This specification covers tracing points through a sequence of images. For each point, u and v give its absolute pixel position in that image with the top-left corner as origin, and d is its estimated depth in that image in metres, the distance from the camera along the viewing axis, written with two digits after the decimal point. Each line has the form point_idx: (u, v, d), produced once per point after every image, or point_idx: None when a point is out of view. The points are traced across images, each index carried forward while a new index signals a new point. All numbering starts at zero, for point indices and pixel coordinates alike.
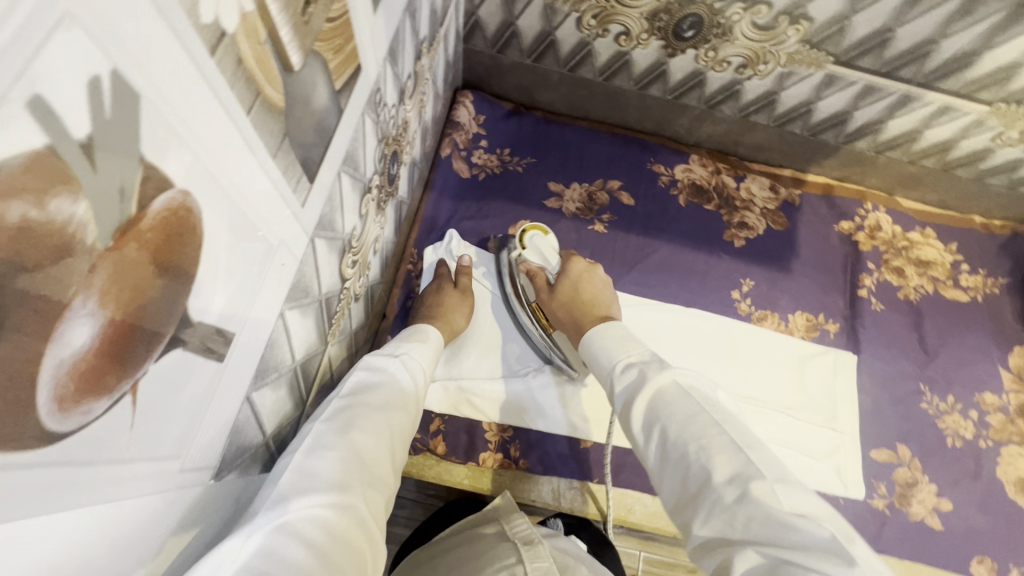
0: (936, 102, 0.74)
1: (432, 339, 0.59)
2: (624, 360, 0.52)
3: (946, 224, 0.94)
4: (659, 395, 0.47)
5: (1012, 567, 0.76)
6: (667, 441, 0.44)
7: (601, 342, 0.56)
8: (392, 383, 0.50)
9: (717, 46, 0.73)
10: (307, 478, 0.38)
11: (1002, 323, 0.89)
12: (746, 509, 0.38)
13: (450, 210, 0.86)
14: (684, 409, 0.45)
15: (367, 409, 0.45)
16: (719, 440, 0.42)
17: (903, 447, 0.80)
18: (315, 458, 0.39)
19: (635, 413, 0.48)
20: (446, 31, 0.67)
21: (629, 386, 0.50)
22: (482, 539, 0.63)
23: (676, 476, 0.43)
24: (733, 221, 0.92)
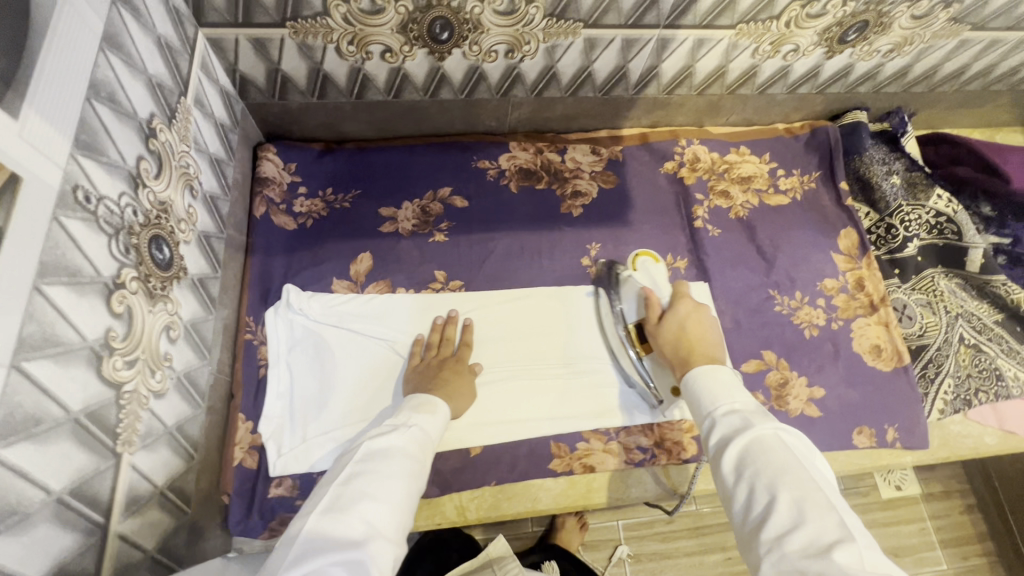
0: (689, 38, 0.79)
1: (441, 408, 0.66)
2: (721, 408, 0.58)
3: (755, 139, 1.00)
4: (757, 442, 0.53)
5: (887, 428, 0.83)
6: (753, 485, 0.50)
7: (699, 385, 0.61)
8: (402, 449, 0.56)
9: (477, 39, 0.75)
10: (322, 541, 0.46)
11: (826, 211, 0.96)
12: (820, 563, 0.42)
13: (284, 265, 0.83)
14: (778, 459, 0.50)
15: (383, 475, 0.52)
16: (817, 499, 0.47)
17: (768, 352, 0.86)
18: (331, 521, 0.47)
19: (726, 455, 0.53)
20: (193, 97, 0.65)
21: (727, 429, 0.55)
22: None
23: (761, 518, 0.48)
24: (567, 192, 0.95)
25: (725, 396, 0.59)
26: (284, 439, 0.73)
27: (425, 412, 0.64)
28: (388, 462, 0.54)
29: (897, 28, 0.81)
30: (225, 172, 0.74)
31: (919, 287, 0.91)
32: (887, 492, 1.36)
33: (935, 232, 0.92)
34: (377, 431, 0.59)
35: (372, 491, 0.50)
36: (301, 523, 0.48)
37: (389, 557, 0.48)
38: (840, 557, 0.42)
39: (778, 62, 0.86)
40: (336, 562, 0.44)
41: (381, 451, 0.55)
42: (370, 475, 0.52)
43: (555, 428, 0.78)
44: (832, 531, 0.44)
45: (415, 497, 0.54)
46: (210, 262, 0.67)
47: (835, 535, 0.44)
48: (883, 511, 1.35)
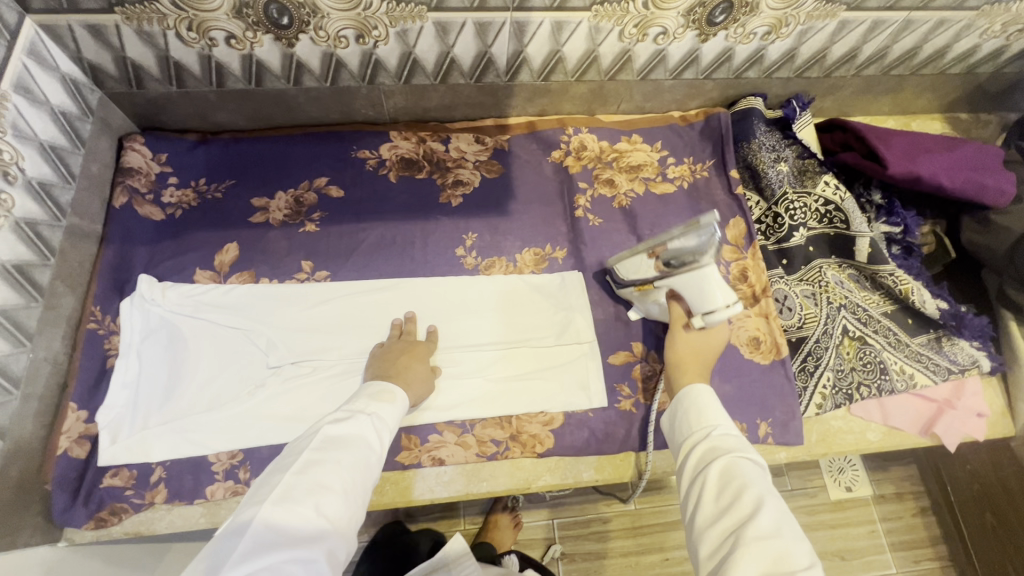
0: (545, 20, 0.77)
1: (400, 396, 0.66)
2: (706, 429, 0.59)
3: (648, 127, 0.98)
4: (733, 466, 0.53)
5: (758, 422, 0.80)
6: (732, 497, 0.51)
7: (692, 403, 0.61)
8: (360, 442, 0.56)
9: (320, 24, 0.74)
10: (274, 536, 0.46)
11: (715, 200, 0.93)
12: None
13: (147, 256, 0.82)
14: (761, 483, 0.52)
15: (336, 467, 0.53)
16: (791, 525, 0.49)
17: (638, 344, 0.83)
18: (286, 514, 0.48)
19: (712, 468, 0.54)
20: (13, 83, 0.65)
21: (715, 449, 0.56)
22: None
23: (732, 532, 0.49)
24: (448, 182, 0.93)
25: (716, 416, 0.60)
26: (122, 433, 0.71)
27: (379, 397, 0.64)
28: (348, 455, 0.54)
29: (766, 8, 0.79)
30: (68, 161, 0.74)
31: (806, 277, 0.88)
32: (836, 494, 1.32)
33: (825, 221, 0.89)
34: (334, 417, 0.58)
35: (332, 483, 0.51)
36: (250, 513, 0.48)
37: (342, 549, 0.50)
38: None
39: (651, 46, 0.84)
40: (289, 557, 0.45)
41: (339, 442, 0.55)
42: (329, 468, 0.52)
43: (406, 419, 0.76)
44: (803, 555, 0.46)
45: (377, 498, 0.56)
46: (35, 249, 0.67)
47: (804, 559, 0.46)
48: (831, 512, 1.30)
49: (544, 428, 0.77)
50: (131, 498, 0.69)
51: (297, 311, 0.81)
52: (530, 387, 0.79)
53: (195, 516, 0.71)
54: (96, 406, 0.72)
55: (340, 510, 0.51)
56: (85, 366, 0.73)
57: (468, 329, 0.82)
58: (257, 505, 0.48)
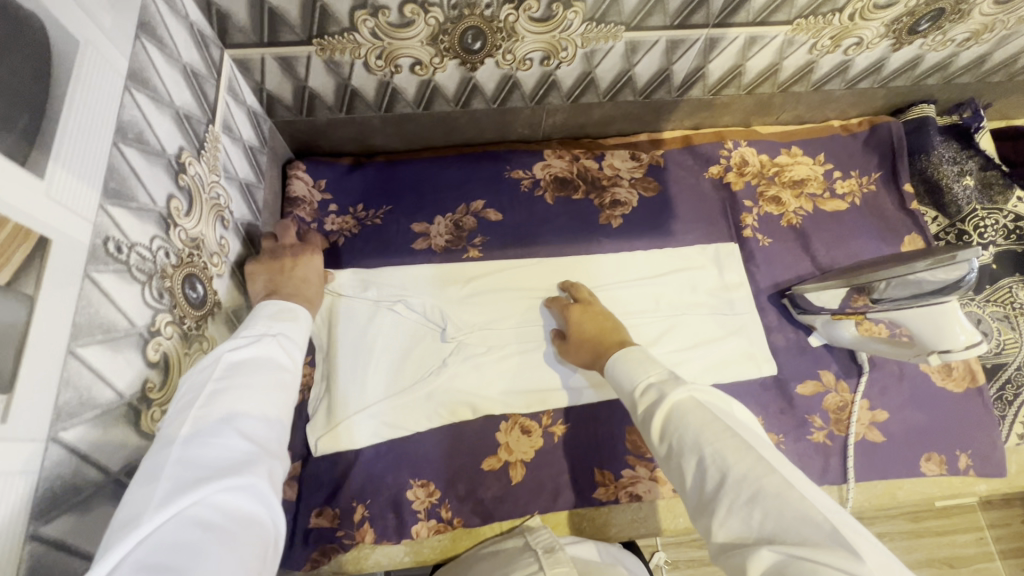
0: (740, 35, 0.72)
1: (304, 315, 0.59)
2: (644, 382, 0.55)
3: (808, 138, 0.93)
4: (675, 411, 0.50)
5: (958, 454, 0.77)
6: (687, 451, 0.48)
7: (623, 366, 0.58)
8: (268, 364, 0.50)
9: (511, 48, 0.70)
10: (193, 474, 0.38)
11: (887, 216, 0.88)
12: (761, 508, 0.42)
13: None
14: (696, 418, 0.49)
15: (250, 393, 0.46)
16: (733, 442, 0.46)
17: (826, 372, 0.80)
18: (198, 450, 0.40)
19: (653, 425, 0.51)
20: (222, 123, 0.63)
21: (647, 405, 0.53)
22: (503, 552, 0.67)
23: (697, 481, 0.47)
24: (605, 201, 0.89)
25: (651, 371, 0.56)
26: (315, 420, 0.73)
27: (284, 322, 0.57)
28: (257, 377, 0.48)
29: (978, 15, 0.73)
30: (256, 196, 0.72)
31: (994, 298, 0.83)
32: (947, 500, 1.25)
33: (1014, 238, 0.84)
34: (232, 342, 0.50)
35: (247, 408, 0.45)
36: (156, 455, 0.39)
37: (277, 469, 0.45)
38: (775, 482, 0.43)
39: (838, 57, 0.79)
40: (221, 486, 0.38)
41: (243, 365, 0.48)
42: (237, 392, 0.45)
43: (597, 454, 0.75)
44: (754, 470, 0.44)
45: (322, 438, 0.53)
46: (243, 290, 0.66)
47: (762, 471, 0.44)
48: (938, 519, 1.23)
49: None
50: (341, 538, 0.70)
51: (466, 303, 0.80)
52: None
53: (399, 554, 0.72)
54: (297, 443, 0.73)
55: (262, 437, 0.45)
56: None
57: None
58: (164, 447, 0.40)
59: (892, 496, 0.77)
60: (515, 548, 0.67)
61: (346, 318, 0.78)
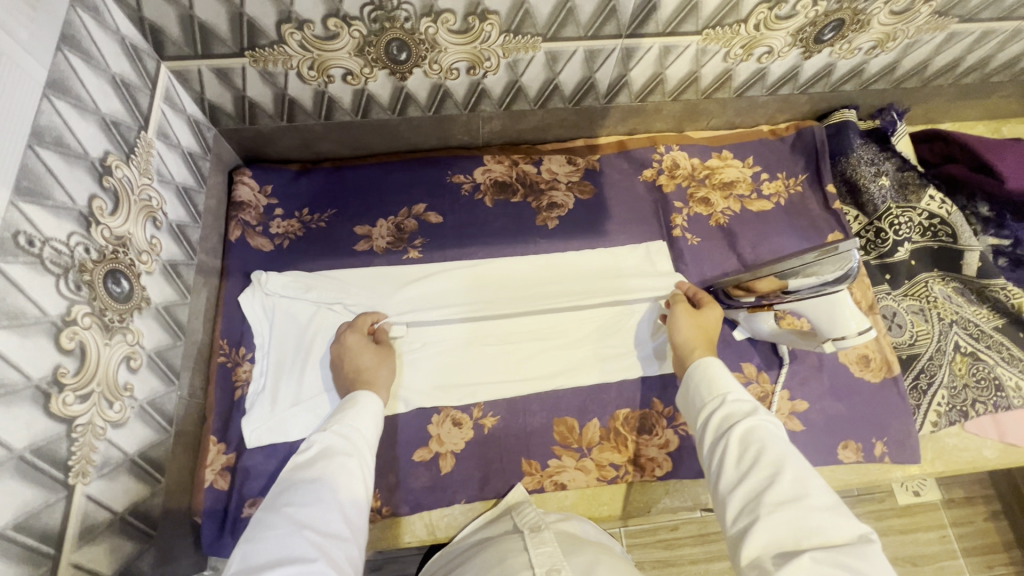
0: (654, 45, 0.77)
1: (361, 400, 0.66)
2: (738, 393, 0.63)
3: (738, 142, 0.97)
4: (761, 428, 0.58)
5: (875, 442, 0.80)
6: (756, 459, 0.55)
7: (715, 370, 0.66)
8: (330, 463, 0.57)
9: (436, 58, 0.74)
10: (260, 562, 0.46)
11: (812, 215, 0.92)
12: (821, 529, 0.49)
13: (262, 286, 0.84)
14: (781, 444, 0.56)
15: (304, 488, 0.53)
16: (814, 477, 0.53)
17: (748, 365, 0.83)
18: (266, 540, 0.48)
19: (738, 426, 0.58)
20: (156, 130, 0.67)
21: (738, 410, 0.61)
22: (494, 535, 0.66)
23: (761, 486, 0.53)
24: (542, 204, 0.93)
25: (739, 387, 0.64)
26: (249, 414, 0.75)
27: (323, 444, 0.59)
28: (312, 471, 0.55)
29: (877, 24, 0.78)
30: (195, 200, 0.76)
31: (911, 292, 0.87)
32: (904, 499, 1.26)
33: (929, 234, 0.88)
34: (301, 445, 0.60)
35: (306, 504, 0.52)
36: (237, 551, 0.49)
37: (339, 553, 0.50)
38: (847, 527, 0.49)
39: (753, 65, 0.84)
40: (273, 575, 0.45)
41: (305, 462, 0.57)
42: (290, 487, 0.54)
43: (526, 444, 0.78)
44: (826, 500, 0.51)
45: (354, 489, 0.56)
46: (177, 289, 0.69)
47: (831, 505, 0.51)
48: (900, 518, 1.25)
49: (661, 452, 0.79)
50: None
51: (401, 300, 0.84)
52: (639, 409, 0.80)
53: None
54: (232, 436, 0.74)
55: (320, 521, 0.51)
56: (220, 399, 0.76)
57: (502, 313, 0.84)
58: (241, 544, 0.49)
59: None
60: (503, 531, 0.66)
61: (288, 315, 0.81)
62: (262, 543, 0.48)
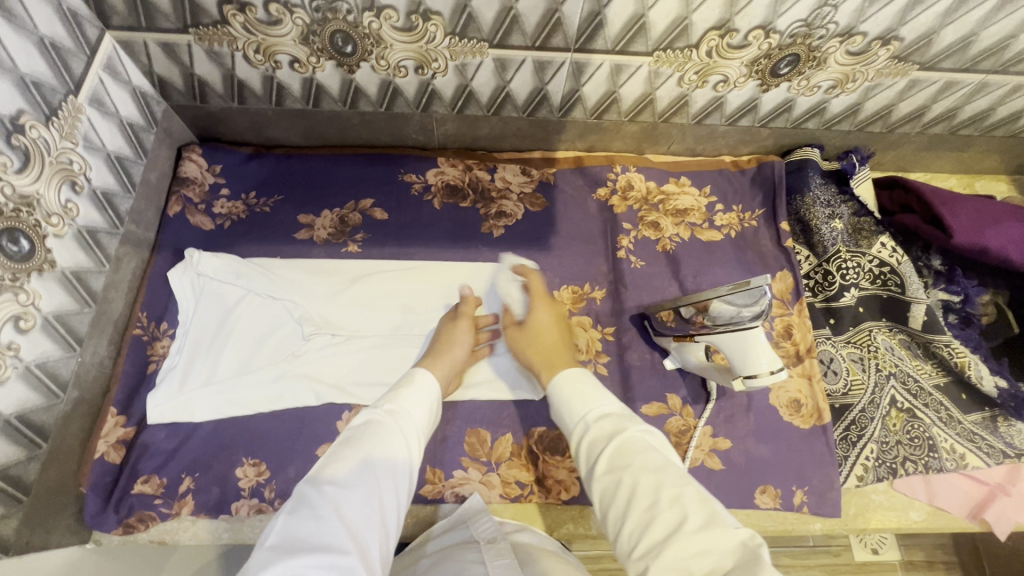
0: (605, 62, 0.76)
1: (428, 384, 0.66)
2: (599, 412, 0.61)
3: (697, 170, 0.96)
4: (624, 448, 0.55)
5: (795, 491, 0.77)
6: (629, 489, 0.51)
7: (563, 394, 0.65)
8: (389, 445, 0.55)
9: (382, 54, 0.74)
10: (301, 539, 0.45)
11: (761, 251, 0.90)
12: (704, 552, 0.43)
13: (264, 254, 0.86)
14: (651, 461, 0.52)
15: (362, 467, 0.52)
16: (690, 492, 0.49)
17: (674, 396, 0.81)
18: (309, 517, 0.47)
19: (604, 457, 0.55)
20: (89, 96, 0.67)
21: (600, 434, 0.58)
22: (445, 541, 0.67)
23: (642, 522, 0.49)
24: (490, 212, 0.92)
25: (600, 403, 0.62)
26: (154, 390, 0.74)
27: (380, 426, 0.57)
28: (376, 450, 0.54)
29: (834, 63, 0.76)
30: (130, 170, 0.76)
31: (854, 340, 0.84)
32: (860, 554, 1.22)
33: (878, 282, 0.85)
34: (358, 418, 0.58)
35: (358, 484, 0.51)
36: (281, 516, 0.47)
37: (374, 546, 0.48)
38: (725, 537, 0.44)
39: (709, 93, 0.83)
40: (313, 559, 0.43)
41: (367, 435, 0.56)
42: (352, 463, 0.52)
43: (434, 451, 0.76)
44: (697, 513, 0.46)
45: (403, 475, 0.55)
46: (94, 256, 0.69)
47: (703, 516, 0.46)
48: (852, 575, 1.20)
49: (571, 475, 0.76)
50: (158, 508, 0.70)
51: (331, 293, 0.82)
52: (554, 428, 0.78)
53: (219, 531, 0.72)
54: (135, 411, 0.74)
55: (365, 507, 0.50)
56: (127, 372, 0.75)
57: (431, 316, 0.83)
58: (282, 513, 0.47)
59: None
60: (456, 538, 0.67)
61: (214, 296, 0.81)
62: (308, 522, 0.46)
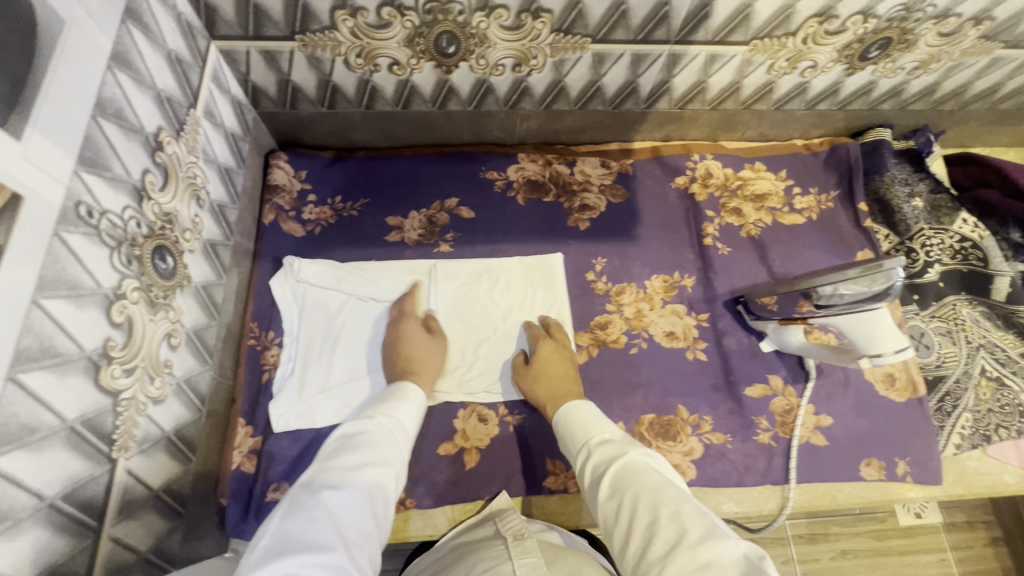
0: (701, 53, 0.77)
1: (412, 394, 0.67)
2: (600, 435, 0.61)
3: (772, 155, 0.97)
4: (627, 469, 0.54)
5: (898, 461, 0.80)
6: (630, 510, 0.51)
7: (570, 420, 0.65)
8: (372, 453, 0.56)
9: (483, 53, 0.74)
10: (295, 540, 0.44)
11: (841, 231, 0.92)
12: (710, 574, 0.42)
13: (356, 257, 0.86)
14: (652, 479, 0.52)
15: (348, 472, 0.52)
16: (690, 509, 0.49)
17: (774, 377, 0.83)
18: (299, 520, 0.46)
19: (605, 481, 0.55)
20: (204, 109, 0.67)
21: (603, 457, 0.58)
22: (477, 539, 0.65)
23: (647, 543, 0.48)
24: (574, 205, 0.93)
25: (600, 426, 0.62)
26: (274, 399, 0.75)
27: (369, 435, 0.58)
28: (355, 455, 0.54)
29: (923, 45, 0.78)
30: (235, 180, 0.76)
31: (940, 314, 0.87)
32: (905, 519, 1.22)
33: (960, 257, 0.89)
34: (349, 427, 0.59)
35: (346, 489, 0.50)
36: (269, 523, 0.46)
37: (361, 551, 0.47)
38: (726, 553, 0.44)
39: (795, 78, 0.84)
40: (307, 559, 0.43)
41: (355, 443, 0.56)
42: (336, 469, 0.52)
43: (550, 443, 0.78)
44: (699, 529, 0.46)
45: (389, 483, 0.55)
46: (215, 269, 0.69)
47: (702, 533, 0.46)
48: (899, 538, 1.22)
49: (685, 458, 0.78)
50: None
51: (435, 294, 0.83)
52: (663, 414, 0.80)
53: None
54: (260, 420, 0.75)
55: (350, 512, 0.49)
56: (249, 382, 0.77)
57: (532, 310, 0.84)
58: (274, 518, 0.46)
59: (833, 498, 0.79)
60: (488, 535, 0.65)
61: (317, 303, 0.80)
62: (299, 523, 0.46)
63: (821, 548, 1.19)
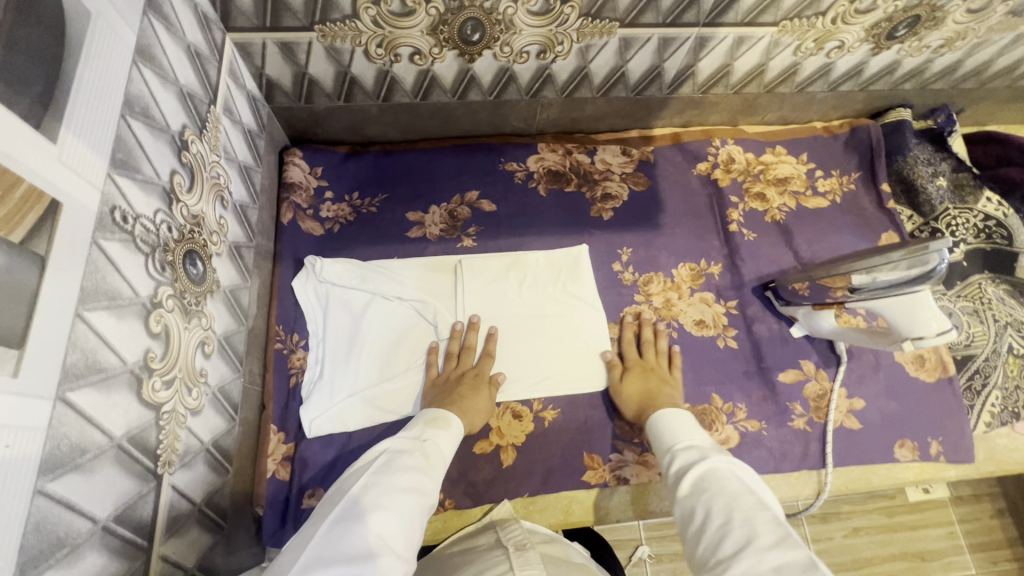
0: (729, 35, 0.75)
1: (453, 423, 0.63)
2: (687, 441, 0.58)
3: (793, 138, 0.96)
4: (709, 473, 0.52)
5: (931, 441, 0.80)
6: (702, 514, 0.49)
7: (665, 423, 0.63)
8: (413, 473, 0.53)
9: (508, 40, 0.72)
10: (329, 555, 0.42)
11: (865, 213, 0.92)
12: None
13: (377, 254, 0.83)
14: (734, 485, 0.50)
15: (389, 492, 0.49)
16: (762, 517, 0.46)
17: (807, 362, 0.83)
18: (334, 536, 0.44)
19: (684, 483, 0.53)
20: (222, 105, 0.64)
21: (687, 459, 0.56)
22: (476, 547, 0.65)
23: (715, 543, 0.46)
24: (597, 195, 0.91)
25: (687, 437, 0.60)
26: (304, 404, 0.73)
27: (409, 455, 0.55)
28: (399, 475, 0.51)
29: (951, 22, 0.77)
30: (253, 178, 0.73)
31: (966, 293, 0.88)
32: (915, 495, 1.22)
33: (983, 236, 0.90)
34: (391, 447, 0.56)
35: (386, 509, 0.48)
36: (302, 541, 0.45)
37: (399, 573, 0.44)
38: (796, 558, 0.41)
39: (821, 59, 0.83)
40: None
41: (395, 462, 0.53)
42: (376, 487, 0.49)
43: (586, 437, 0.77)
44: (771, 535, 0.44)
45: (427, 505, 0.52)
46: (240, 271, 0.67)
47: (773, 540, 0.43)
48: (910, 513, 1.21)
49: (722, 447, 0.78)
50: None
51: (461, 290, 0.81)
52: (698, 404, 0.79)
53: None
54: (291, 425, 0.73)
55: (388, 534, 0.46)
56: (277, 387, 0.75)
57: (561, 303, 0.83)
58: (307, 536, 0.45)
59: (868, 480, 0.80)
60: (488, 542, 0.65)
61: (342, 303, 0.78)
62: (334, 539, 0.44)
63: (834, 526, 1.19)
